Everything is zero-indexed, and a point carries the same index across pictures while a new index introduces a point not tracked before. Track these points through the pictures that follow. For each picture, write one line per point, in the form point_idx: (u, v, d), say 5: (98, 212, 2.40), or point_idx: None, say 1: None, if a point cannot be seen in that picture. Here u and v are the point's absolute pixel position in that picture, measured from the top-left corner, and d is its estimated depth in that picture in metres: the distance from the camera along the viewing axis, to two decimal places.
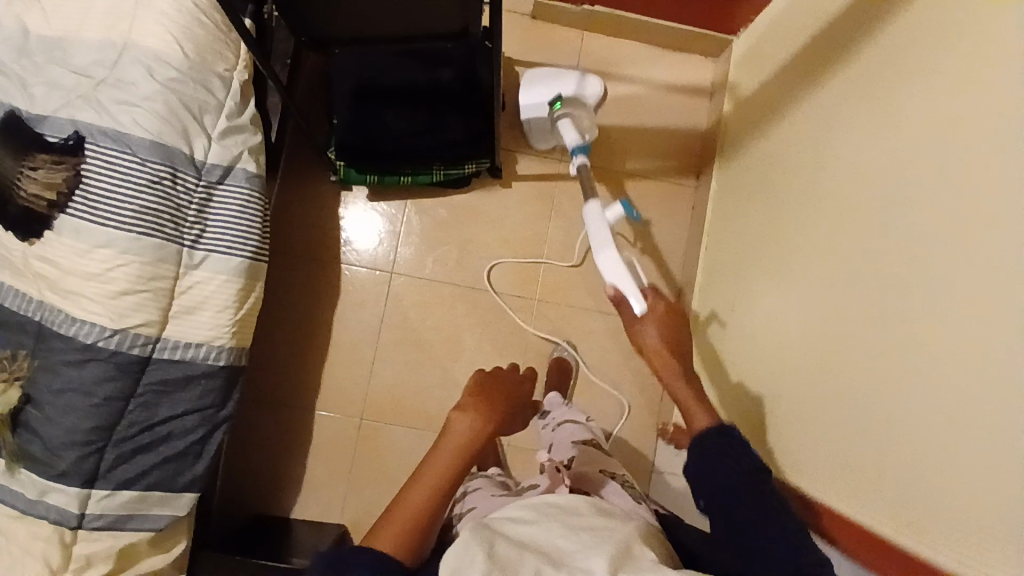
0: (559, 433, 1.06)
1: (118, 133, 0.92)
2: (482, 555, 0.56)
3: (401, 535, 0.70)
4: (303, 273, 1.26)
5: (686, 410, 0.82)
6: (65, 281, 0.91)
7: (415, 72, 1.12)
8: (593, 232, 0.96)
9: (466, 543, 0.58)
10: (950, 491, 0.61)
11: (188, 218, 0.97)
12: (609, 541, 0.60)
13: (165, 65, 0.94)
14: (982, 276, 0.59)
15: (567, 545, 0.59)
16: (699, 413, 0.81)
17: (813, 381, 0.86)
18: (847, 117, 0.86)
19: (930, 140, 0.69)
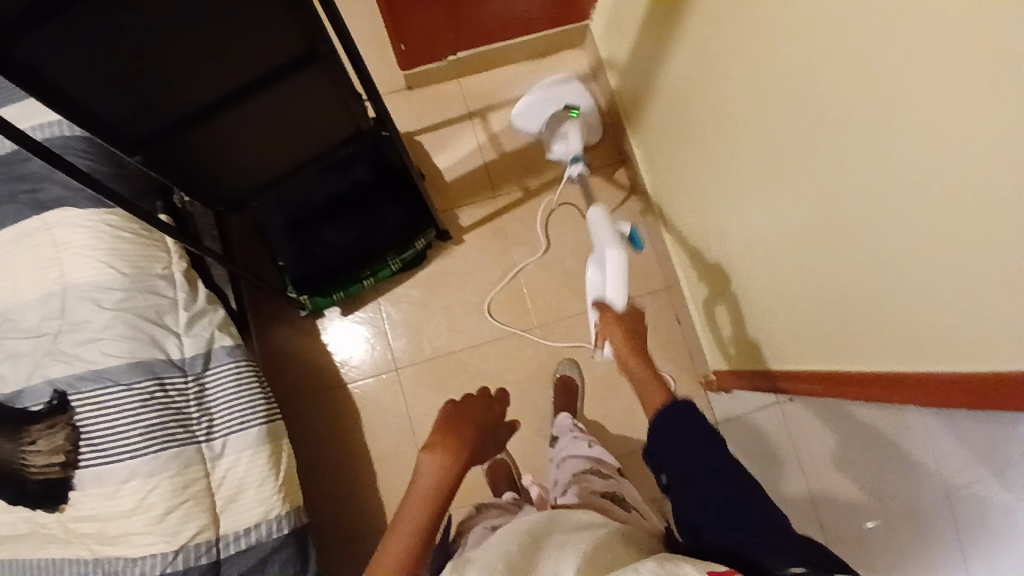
0: (564, 470, 1.02)
1: (95, 371, 0.93)
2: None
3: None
4: (319, 409, 1.26)
5: (643, 390, 0.79)
6: (110, 528, 0.91)
7: (334, 186, 1.12)
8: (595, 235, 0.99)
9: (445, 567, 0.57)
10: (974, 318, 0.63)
11: (192, 415, 0.98)
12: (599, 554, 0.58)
13: (110, 289, 0.95)
14: (907, 125, 0.62)
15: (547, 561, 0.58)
16: (656, 386, 0.78)
17: (810, 278, 0.89)
18: (719, 39, 0.92)
19: (804, 23, 0.73)
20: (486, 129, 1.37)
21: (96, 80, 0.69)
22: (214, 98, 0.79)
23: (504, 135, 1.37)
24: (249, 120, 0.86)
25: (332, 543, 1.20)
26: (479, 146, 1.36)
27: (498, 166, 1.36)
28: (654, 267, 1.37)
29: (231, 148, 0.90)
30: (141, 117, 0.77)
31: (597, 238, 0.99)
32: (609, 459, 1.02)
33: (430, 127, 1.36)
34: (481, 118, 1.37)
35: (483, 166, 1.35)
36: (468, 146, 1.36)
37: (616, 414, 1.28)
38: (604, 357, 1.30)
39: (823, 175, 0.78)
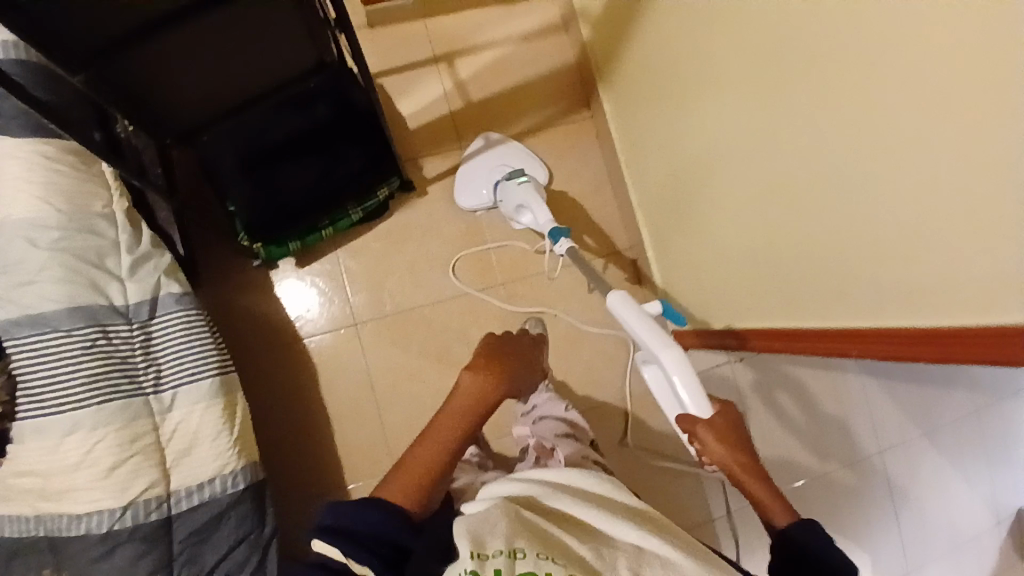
0: (538, 425, 1.04)
1: (30, 317, 0.86)
2: (508, 519, 0.58)
3: (418, 481, 0.68)
4: (273, 363, 1.21)
5: (762, 506, 0.74)
6: (51, 484, 0.85)
7: (289, 122, 1.06)
8: (640, 335, 0.81)
9: (496, 505, 0.60)
10: (940, 275, 0.65)
11: (139, 365, 0.92)
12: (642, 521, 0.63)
13: (44, 228, 0.87)
14: (892, 79, 0.62)
15: (596, 519, 0.62)
16: (781, 511, 0.73)
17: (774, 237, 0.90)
18: None
19: None
20: (453, 76, 1.31)
21: None
22: (165, 16, 0.72)
23: (471, 83, 1.32)
24: (204, 45, 0.79)
25: (287, 498, 1.17)
26: (444, 93, 1.31)
27: (465, 115, 1.31)
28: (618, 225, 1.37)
29: (184, 76, 0.83)
30: (81, 34, 0.70)
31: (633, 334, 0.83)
32: (585, 425, 1.05)
33: (394, 71, 1.29)
34: (448, 64, 1.31)
35: (449, 115, 1.31)
36: (433, 94, 1.31)
37: (577, 372, 1.29)
38: (566, 315, 1.31)
39: (796, 133, 0.78)
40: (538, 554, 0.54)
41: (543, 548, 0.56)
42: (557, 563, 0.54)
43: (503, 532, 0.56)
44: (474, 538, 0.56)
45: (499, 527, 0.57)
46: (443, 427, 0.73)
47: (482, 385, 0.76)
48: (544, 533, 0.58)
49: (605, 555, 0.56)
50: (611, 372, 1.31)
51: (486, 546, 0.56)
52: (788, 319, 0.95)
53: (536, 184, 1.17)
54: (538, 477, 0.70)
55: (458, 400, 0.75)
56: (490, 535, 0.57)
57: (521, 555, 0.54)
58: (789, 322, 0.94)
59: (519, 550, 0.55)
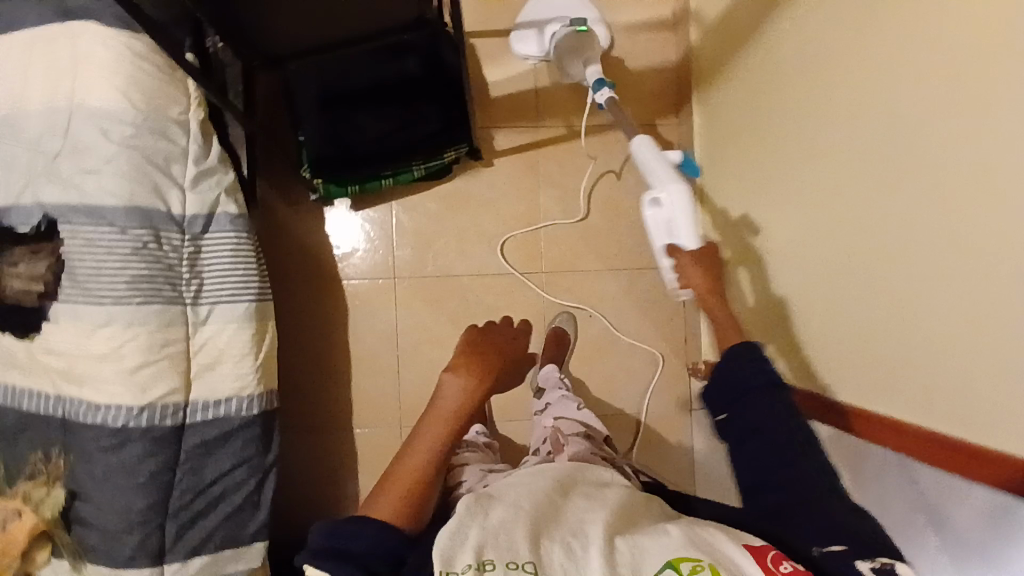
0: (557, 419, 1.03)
1: (90, 206, 0.87)
2: (478, 530, 0.54)
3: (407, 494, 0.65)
4: (308, 297, 1.22)
5: (721, 331, 0.73)
6: (78, 368, 0.89)
7: (378, 67, 1.08)
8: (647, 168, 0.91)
9: (458, 516, 0.55)
10: None
11: (183, 275, 0.93)
12: (611, 512, 0.59)
13: (120, 123, 0.87)
14: None
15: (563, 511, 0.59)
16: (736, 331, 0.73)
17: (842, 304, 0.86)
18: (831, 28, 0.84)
19: None
20: None
21: None
22: None
23: None
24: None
25: (294, 428, 1.21)
26: (535, 68, 1.27)
27: (549, 95, 1.28)
28: None
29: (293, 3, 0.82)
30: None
31: (649, 172, 0.91)
32: (598, 424, 1.04)
33: (488, 34, 1.26)
34: None
35: (534, 91, 1.27)
36: (524, 66, 1.27)
37: (598, 376, 1.28)
38: (602, 318, 1.29)
39: None
40: (507, 562, 0.50)
41: (512, 552, 0.51)
42: (529, 570, 0.49)
43: (471, 546, 0.51)
44: (442, 557, 0.51)
45: (467, 540, 0.52)
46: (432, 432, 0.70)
47: (465, 388, 0.73)
48: (514, 529, 0.54)
49: (578, 552, 0.52)
50: (632, 385, 1.29)
51: (455, 563, 0.51)
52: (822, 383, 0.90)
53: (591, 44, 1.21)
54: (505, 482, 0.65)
55: (439, 405, 0.72)
56: (460, 549, 0.52)
57: (488, 567, 0.50)
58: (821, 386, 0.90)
59: (489, 562, 0.50)
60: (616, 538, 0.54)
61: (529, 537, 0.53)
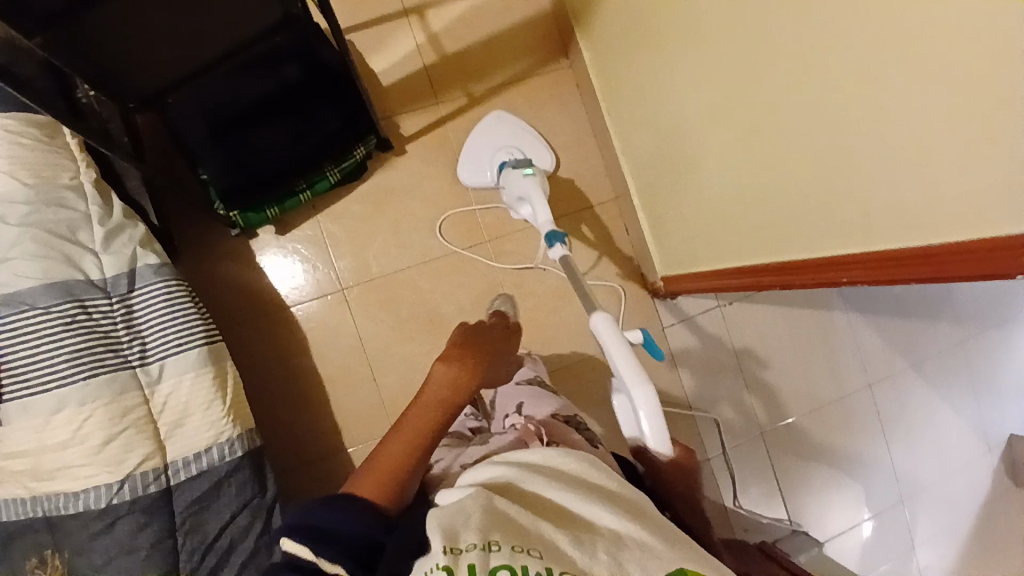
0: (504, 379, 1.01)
1: (4, 295, 0.83)
2: (483, 513, 0.54)
3: (387, 479, 0.67)
4: (262, 333, 1.20)
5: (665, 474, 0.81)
6: (43, 462, 0.84)
7: (261, 87, 1.01)
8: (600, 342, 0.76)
9: (467, 501, 0.56)
10: None
11: (122, 338, 0.89)
12: (622, 504, 0.58)
13: (10, 203, 0.84)
14: None
15: (574, 503, 0.58)
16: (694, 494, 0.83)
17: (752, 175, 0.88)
18: None
19: None
20: (425, 29, 1.28)
21: None
22: None
23: (444, 35, 1.28)
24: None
25: (287, 465, 1.18)
26: (417, 47, 1.27)
27: (439, 70, 1.28)
28: (603, 174, 1.34)
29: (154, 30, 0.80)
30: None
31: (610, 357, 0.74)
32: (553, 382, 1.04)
33: (363, 28, 1.25)
34: (419, 16, 1.27)
35: (423, 69, 1.27)
36: (406, 48, 1.27)
37: (568, 325, 1.29)
38: (555, 269, 1.30)
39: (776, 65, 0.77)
40: (513, 545, 0.50)
41: (519, 539, 0.51)
42: (534, 554, 0.50)
43: (476, 526, 0.52)
44: (447, 532, 0.52)
45: (472, 522, 0.53)
46: (414, 423, 0.73)
47: (455, 375, 0.76)
48: (521, 522, 0.54)
49: (586, 540, 0.52)
50: None
51: (459, 539, 0.51)
52: (755, 256, 0.95)
53: (541, 177, 1.11)
54: (511, 462, 0.65)
55: (428, 394, 0.75)
56: (466, 528, 0.52)
57: (493, 548, 0.50)
58: (758, 259, 0.94)
59: (494, 541, 0.50)
60: (626, 532, 0.54)
61: (537, 529, 0.53)
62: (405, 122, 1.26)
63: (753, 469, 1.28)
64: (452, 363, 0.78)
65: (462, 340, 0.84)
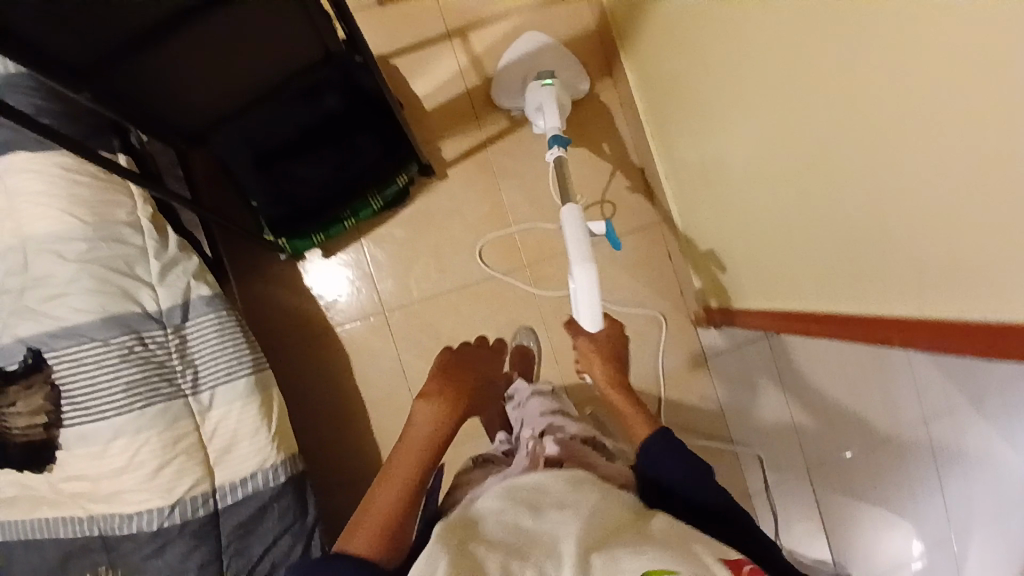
0: (527, 406, 1.01)
1: (66, 328, 0.88)
2: (444, 561, 0.51)
3: (382, 531, 0.67)
4: (307, 353, 1.23)
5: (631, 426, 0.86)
6: (101, 486, 0.89)
7: (301, 118, 1.02)
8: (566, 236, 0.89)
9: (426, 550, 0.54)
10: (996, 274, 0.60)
11: (176, 367, 0.92)
12: (599, 522, 0.56)
13: (72, 241, 0.88)
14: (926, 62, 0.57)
15: (542, 528, 0.56)
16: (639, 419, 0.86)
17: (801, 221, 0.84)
18: None
19: None
20: (468, 52, 1.27)
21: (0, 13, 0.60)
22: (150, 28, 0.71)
23: (486, 57, 1.27)
24: (222, 38, 0.77)
25: (329, 483, 1.21)
26: (460, 70, 1.27)
27: (482, 93, 1.27)
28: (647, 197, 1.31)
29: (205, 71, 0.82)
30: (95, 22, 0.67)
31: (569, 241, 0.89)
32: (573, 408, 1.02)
33: (406, 53, 1.26)
34: (462, 39, 1.27)
35: (465, 93, 1.27)
36: (449, 71, 1.27)
37: None
38: None
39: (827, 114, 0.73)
40: None
41: None
42: None
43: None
44: None
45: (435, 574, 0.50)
46: (401, 463, 0.74)
47: (433, 417, 0.78)
48: (484, 559, 0.51)
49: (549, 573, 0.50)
50: (642, 350, 1.29)
51: None
52: (806, 300, 0.92)
53: (558, 88, 1.15)
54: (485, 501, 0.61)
55: (410, 437, 0.76)
56: None
57: None
58: (813, 303, 0.91)
59: None
60: (593, 554, 0.51)
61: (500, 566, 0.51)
62: (447, 147, 1.26)
63: (799, 509, 1.26)
64: (431, 403, 0.80)
65: (439, 379, 0.87)
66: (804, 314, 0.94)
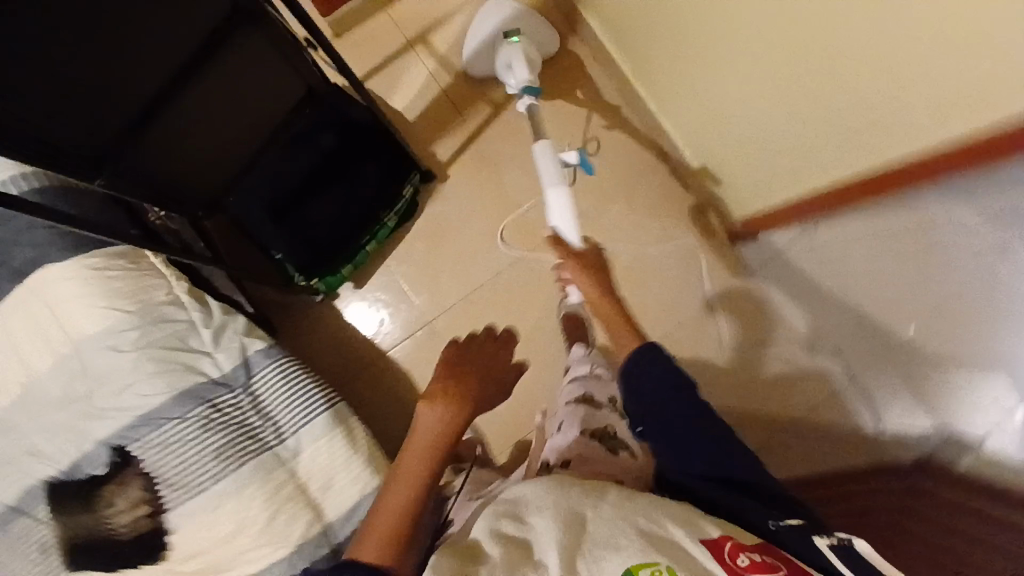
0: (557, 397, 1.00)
1: (142, 416, 0.89)
2: None
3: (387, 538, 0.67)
4: (369, 385, 1.24)
5: (610, 321, 0.90)
6: (218, 555, 0.89)
7: (305, 160, 1.05)
8: (541, 169, 1.07)
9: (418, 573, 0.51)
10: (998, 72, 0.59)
11: (256, 424, 0.94)
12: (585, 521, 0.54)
13: (123, 332, 0.89)
14: None
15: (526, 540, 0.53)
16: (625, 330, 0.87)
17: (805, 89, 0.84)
18: None
19: None
20: (434, 55, 1.30)
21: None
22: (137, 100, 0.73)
23: (452, 54, 1.30)
24: (205, 92, 0.80)
25: None
26: (432, 74, 1.29)
27: (458, 88, 1.29)
28: (645, 137, 1.32)
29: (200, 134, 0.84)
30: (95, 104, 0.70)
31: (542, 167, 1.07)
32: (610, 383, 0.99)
33: (376, 74, 1.30)
34: (424, 44, 1.30)
35: (442, 93, 1.29)
36: (421, 78, 1.29)
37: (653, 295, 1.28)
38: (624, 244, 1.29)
39: None
40: None
41: None
42: None
43: None
44: None
45: None
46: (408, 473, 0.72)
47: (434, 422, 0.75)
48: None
49: None
50: None
51: None
52: (829, 175, 0.93)
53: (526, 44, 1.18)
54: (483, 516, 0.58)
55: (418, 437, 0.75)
56: None
57: None
58: (836, 173, 0.91)
59: None
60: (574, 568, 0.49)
61: None
62: (441, 148, 1.28)
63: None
64: (434, 406, 0.76)
65: (454, 361, 0.81)
66: (831, 191, 0.94)
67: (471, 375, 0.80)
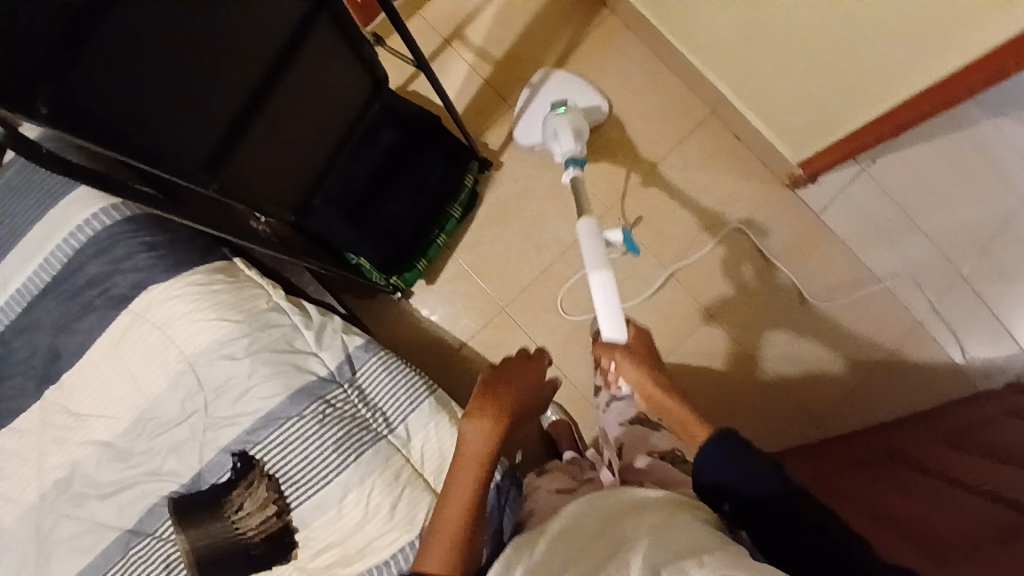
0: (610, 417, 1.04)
1: (262, 418, 0.92)
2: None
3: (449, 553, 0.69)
4: (452, 375, 1.25)
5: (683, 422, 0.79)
6: (349, 545, 0.91)
7: (371, 160, 1.08)
8: (586, 253, 0.90)
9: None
10: None
11: (367, 415, 0.96)
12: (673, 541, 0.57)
13: (234, 341, 0.93)
14: None
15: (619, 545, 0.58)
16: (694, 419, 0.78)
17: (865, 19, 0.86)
18: None
19: None
20: (471, 48, 1.33)
21: (141, 118, 0.64)
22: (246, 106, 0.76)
23: (488, 45, 1.33)
24: (301, 94, 0.84)
25: None
26: (471, 67, 1.32)
27: (499, 77, 1.32)
28: (688, 98, 1.33)
29: (296, 137, 0.88)
30: (217, 116, 0.73)
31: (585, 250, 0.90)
32: None
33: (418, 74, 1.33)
34: (460, 39, 1.33)
35: (484, 83, 1.32)
36: (462, 72, 1.32)
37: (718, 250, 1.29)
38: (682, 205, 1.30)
39: None
40: None
41: None
42: None
43: None
44: None
45: None
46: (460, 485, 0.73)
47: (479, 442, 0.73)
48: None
49: None
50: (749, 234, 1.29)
51: None
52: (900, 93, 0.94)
53: (575, 115, 1.15)
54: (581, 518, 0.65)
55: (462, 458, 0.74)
56: None
57: None
58: (904, 91, 0.93)
59: None
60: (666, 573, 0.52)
61: None
62: (490, 137, 1.31)
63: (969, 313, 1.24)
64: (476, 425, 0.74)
65: (490, 382, 0.79)
66: (890, 116, 0.98)
67: (504, 394, 0.78)
